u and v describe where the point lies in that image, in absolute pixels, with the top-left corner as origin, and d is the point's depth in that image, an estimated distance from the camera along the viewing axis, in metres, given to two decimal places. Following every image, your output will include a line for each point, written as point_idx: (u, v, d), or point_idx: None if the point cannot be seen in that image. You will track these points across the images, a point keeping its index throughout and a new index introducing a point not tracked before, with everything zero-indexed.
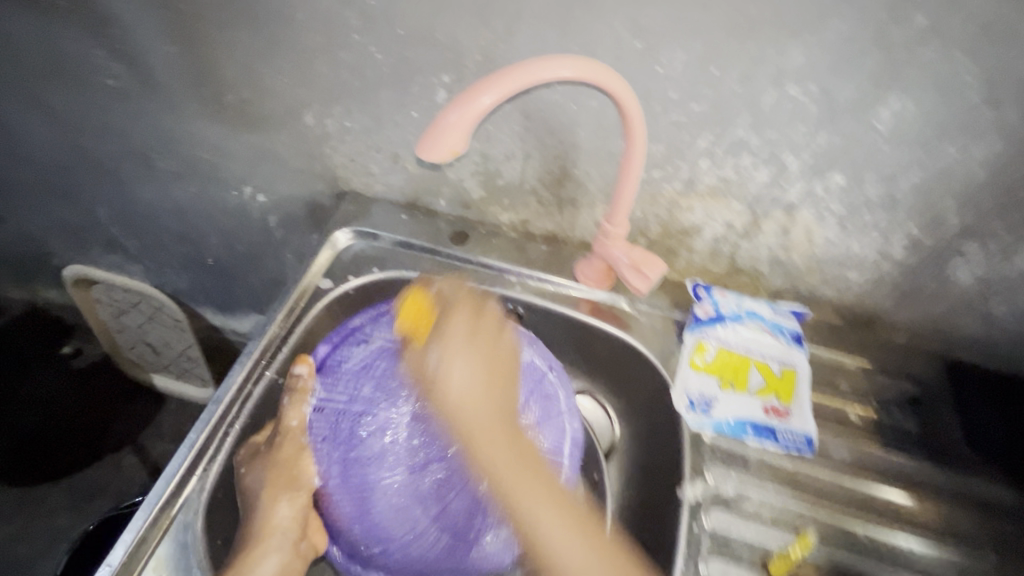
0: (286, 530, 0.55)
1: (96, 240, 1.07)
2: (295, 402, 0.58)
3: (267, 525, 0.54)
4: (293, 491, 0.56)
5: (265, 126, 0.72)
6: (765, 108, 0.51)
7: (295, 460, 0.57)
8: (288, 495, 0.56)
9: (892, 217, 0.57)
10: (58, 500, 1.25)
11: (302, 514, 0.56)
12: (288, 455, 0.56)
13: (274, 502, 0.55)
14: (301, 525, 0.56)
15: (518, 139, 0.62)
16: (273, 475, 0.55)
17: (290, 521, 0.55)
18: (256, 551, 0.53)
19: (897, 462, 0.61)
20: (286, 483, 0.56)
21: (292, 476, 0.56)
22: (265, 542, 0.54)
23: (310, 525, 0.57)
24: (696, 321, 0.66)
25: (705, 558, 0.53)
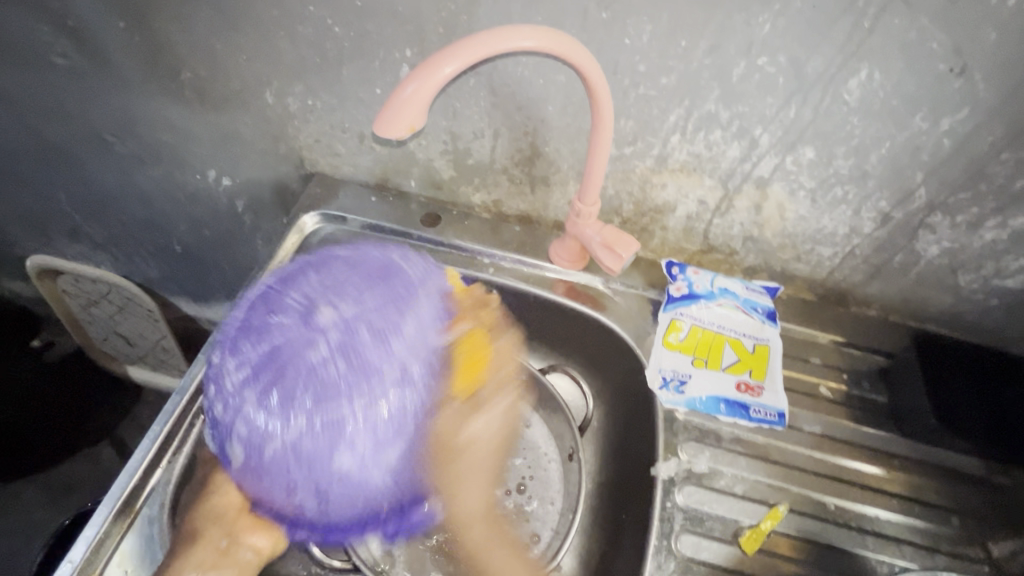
0: (208, 532, 0.50)
1: (59, 229, 1.03)
2: None
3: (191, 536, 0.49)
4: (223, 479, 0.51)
5: (224, 107, 0.69)
6: (734, 80, 0.50)
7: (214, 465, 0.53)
8: (206, 495, 0.51)
9: (862, 191, 0.56)
10: (36, 494, 1.27)
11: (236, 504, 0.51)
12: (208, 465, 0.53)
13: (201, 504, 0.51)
14: (232, 517, 0.50)
15: (486, 116, 0.60)
16: (198, 486, 0.53)
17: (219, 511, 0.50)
18: (187, 540, 0.49)
19: (865, 435, 0.61)
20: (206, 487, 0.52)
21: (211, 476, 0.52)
22: (197, 533, 0.50)
23: (242, 527, 0.50)
24: (669, 300, 0.65)
25: (678, 533, 0.54)
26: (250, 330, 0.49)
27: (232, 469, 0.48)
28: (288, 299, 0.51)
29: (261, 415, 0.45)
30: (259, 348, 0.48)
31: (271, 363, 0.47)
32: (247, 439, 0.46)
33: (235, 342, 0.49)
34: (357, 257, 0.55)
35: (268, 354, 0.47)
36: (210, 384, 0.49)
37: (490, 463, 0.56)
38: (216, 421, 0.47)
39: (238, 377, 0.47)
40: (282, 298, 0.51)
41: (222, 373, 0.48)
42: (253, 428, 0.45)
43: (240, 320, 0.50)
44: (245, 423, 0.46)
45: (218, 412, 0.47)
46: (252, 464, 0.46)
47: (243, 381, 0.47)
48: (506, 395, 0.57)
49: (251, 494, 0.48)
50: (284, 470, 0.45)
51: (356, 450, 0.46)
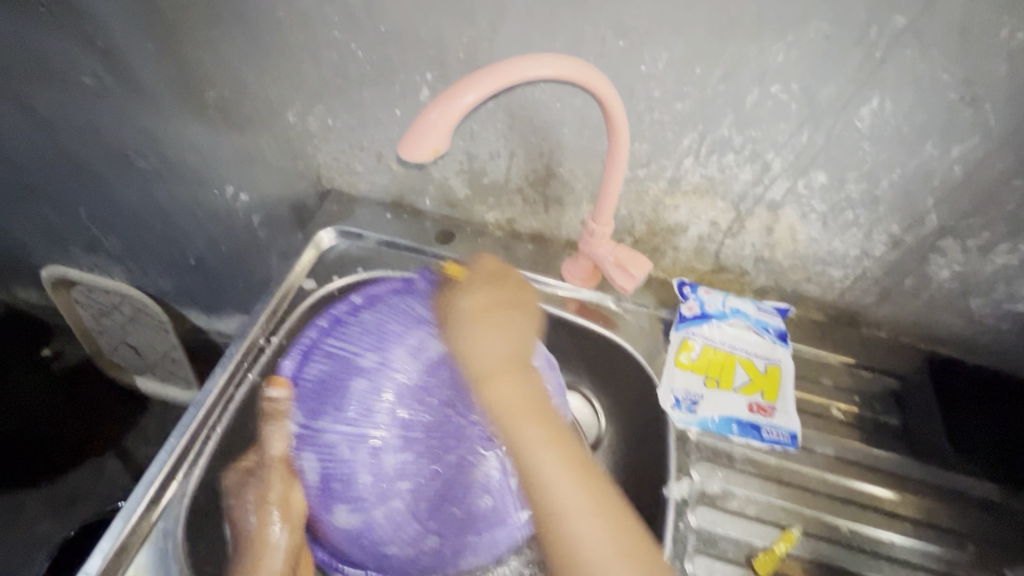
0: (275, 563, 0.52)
1: (77, 241, 1.05)
2: (274, 430, 0.55)
3: (259, 560, 0.52)
4: (287, 518, 0.53)
5: (246, 125, 0.71)
6: (747, 107, 0.51)
7: (285, 489, 0.54)
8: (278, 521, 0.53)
9: (873, 215, 0.57)
10: (39, 505, 1.24)
11: (296, 540, 0.54)
12: (278, 488, 0.54)
13: (269, 530, 0.52)
14: (294, 552, 0.53)
15: (502, 138, 0.62)
16: (262, 506, 0.53)
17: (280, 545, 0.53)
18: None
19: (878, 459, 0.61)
20: (280, 511, 0.53)
21: (284, 503, 0.54)
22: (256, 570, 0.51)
23: (301, 557, 0.54)
24: (681, 320, 0.66)
25: (691, 556, 0.53)
26: (363, 376, 0.57)
27: (331, 522, 0.54)
28: (372, 336, 0.59)
29: (363, 435, 0.55)
30: (384, 397, 0.57)
31: (394, 407, 0.57)
32: (370, 482, 0.54)
33: (331, 364, 0.57)
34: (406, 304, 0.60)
35: (383, 408, 0.56)
36: (307, 439, 0.55)
37: (510, 388, 0.51)
38: (326, 471, 0.54)
39: (365, 423, 0.55)
40: (396, 339, 0.59)
41: (310, 394, 0.56)
42: (357, 445, 0.55)
43: (330, 347, 0.58)
44: (370, 464, 0.54)
45: (334, 453, 0.54)
46: (364, 504, 0.54)
47: (343, 399, 0.56)
48: (476, 295, 0.57)
49: (335, 536, 0.54)
50: (395, 513, 0.54)
51: (457, 498, 0.56)
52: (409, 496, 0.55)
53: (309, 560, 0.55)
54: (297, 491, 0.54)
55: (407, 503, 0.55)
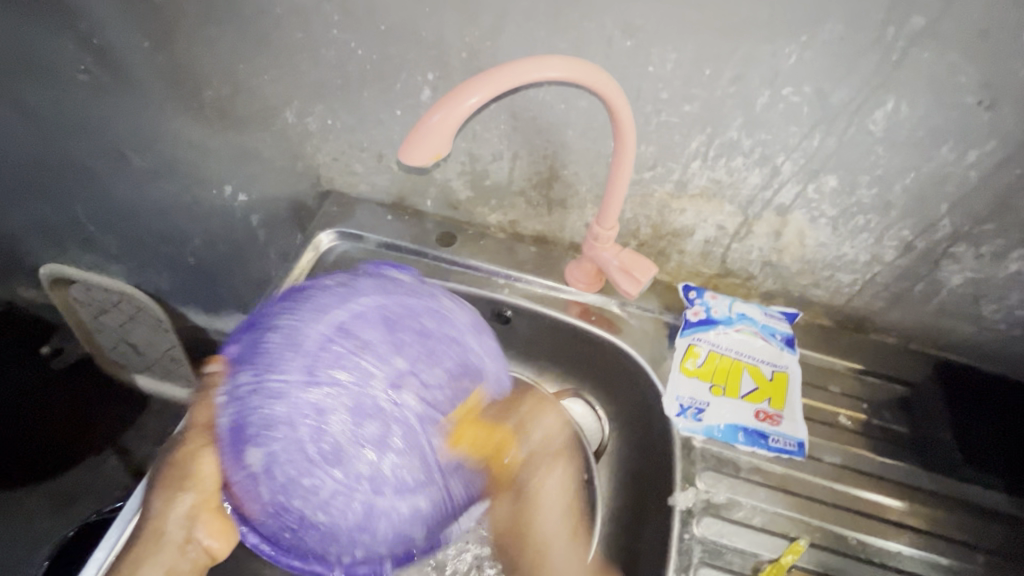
0: (170, 534, 0.50)
1: (75, 239, 1.04)
2: (205, 401, 0.52)
3: (157, 526, 0.50)
4: (180, 491, 0.51)
5: (244, 124, 0.70)
6: (758, 109, 0.50)
7: (190, 460, 0.51)
8: (172, 493, 0.51)
9: (885, 219, 0.56)
10: (38, 503, 1.22)
11: (187, 517, 0.50)
12: (186, 454, 0.51)
13: (170, 502, 0.50)
14: (189, 527, 0.50)
15: (505, 139, 0.60)
16: (166, 478, 0.51)
17: (174, 523, 0.50)
18: (132, 553, 0.48)
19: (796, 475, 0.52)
20: (177, 482, 0.51)
21: (185, 472, 0.51)
22: (138, 546, 0.49)
23: (203, 524, 0.50)
24: (687, 325, 0.65)
25: (696, 567, 0.52)
26: (278, 330, 0.49)
27: (245, 478, 0.48)
28: (284, 317, 0.50)
29: (277, 409, 0.46)
30: (306, 356, 0.47)
31: (295, 349, 0.48)
32: (269, 442, 0.46)
33: (252, 326, 0.51)
34: (338, 283, 0.53)
35: (297, 356, 0.47)
36: (229, 398, 0.49)
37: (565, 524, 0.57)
38: (240, 417, 0.47)
39: (267, 378, 0.47)
40: (314, 302, 0.51)
41: (235, 356, 0.50)
42: (266, 423, 0.46)
43: (254, 330, 0.50)
44: (267, 408, 0.46)
45: (249, 406, 0.47)
46: (266, 463, 0.46)
47: (244, 372, 0.48)
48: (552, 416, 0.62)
49: (248, 503, 0.49)
50: (295, 484, 0.46)
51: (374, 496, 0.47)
52: (311, 463, 0.46)
53: (223, 530, 0.51)
54: (202, 461, 0.51)
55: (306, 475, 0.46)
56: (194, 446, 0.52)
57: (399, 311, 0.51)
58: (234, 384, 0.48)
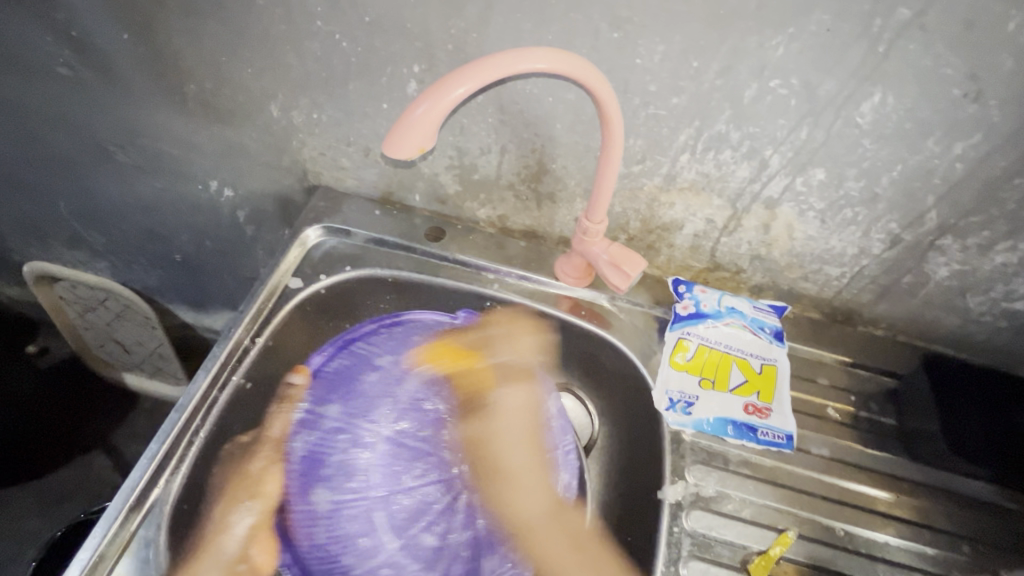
0: (227, 548, 0.51)
1: (58, 236, 1.02)
2: (283, 411, 0.58)
3: (216, 538, 0.51)
4: (248, 500, 0.53)
5: (228, 119, 0.69)
6: (746, 101, 0.49)
7: (260, 475, 0.55)
8: (240, 503, 0.53)
9: (873, 211, 0.56)
10: (24, 504, 1.21)
11: (250, 530, 0.52)
12: (258, 470, 0.55)
13: (231, 515, 0.52)
14: (245, 543, 0.51)
15: (493, 133, 0.60)
16: (229, 490, 0.54)
17: (235, 538, 0.51)
18: (189, 566, 0.50)
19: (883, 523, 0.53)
20: (243, 493, 0.54)
21: (254, 482, 0.54)
22: (196, 561, 0.50)
23: (258, 539, 0.52)
24: (676, 319, 0.65)
25: (685, 560, 0.52)
26: (372, 373, 0.62)
27: (306, 510, 0.54)
28: (380, 361, 0.63)
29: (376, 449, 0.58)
30: (394, 399, 0.61)
31: (344, 400, 0.60)
32: (345, 486, 0.55)
33: (345, 347, 0.63)
34: (412, 330, 0.65)
35: (382, 404, 0.60)
36: (305, 424, 0.58)
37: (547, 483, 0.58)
38: (307, 452, 0.56)
39: (360, 421, 0.59)
40: (406, 347, 0.64)
41: (321, 375, 0.61)
42: (349, 466, 0.56)
43: (343, 368, 0.62)
44: (330, 437, 0.57)
45: (331, 438, 0.57)
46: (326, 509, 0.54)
47: (337, 412, 0.59)
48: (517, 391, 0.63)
49: (301, 534, 0.52)
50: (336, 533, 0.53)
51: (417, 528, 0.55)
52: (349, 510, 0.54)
53: (272, 545, 0.52)
54: (274, 476, 0.54)
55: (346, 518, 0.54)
56: (268, 460, 0.55)
57: (468, 362, 0.63)
58: (315, 410, 0.59)
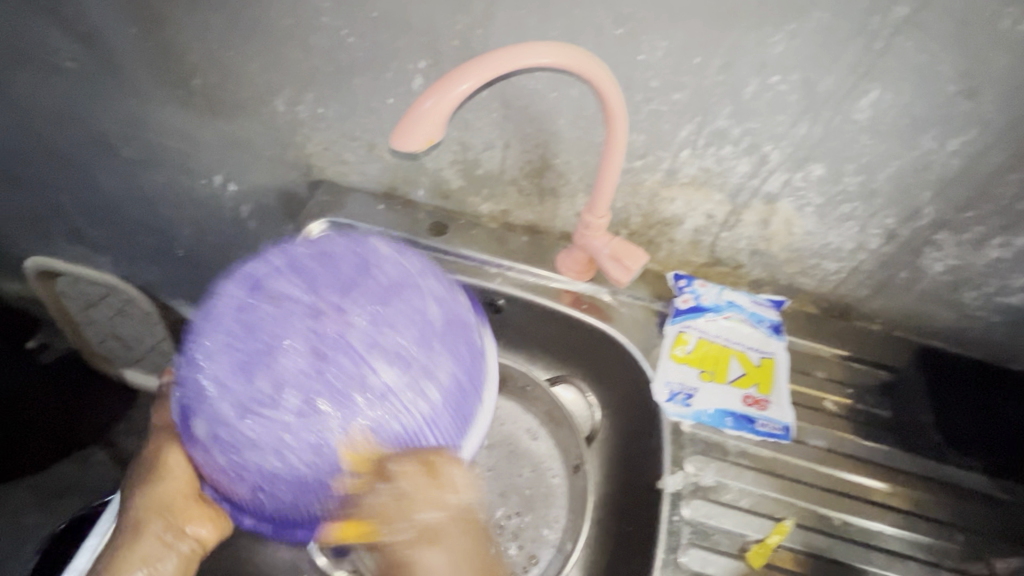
0: (150, 530, 0.50)
1: (61, 231, 1.03)
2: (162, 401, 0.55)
3: (137, 525, 0.51)
4: (157, 483, 0.51)
5: (234, 113, 0.69)
6: (746, 98, 0.50)
7: (162, 453, 0.52)
8: (149, 484, 0.51)
9: (870, 206, 0.57)
10: (23, 499, 1.21)
11: (169, 506, 0.51)
12: (154, 452, 0.53)
13: (149, 496, 0.51)
14: (169, 519, 0.51)
15: (497, 128, 0.61)
16: (140, 473, 0.52)
17: (155, 519, 0.51)
18: (117, 555, 0.49)
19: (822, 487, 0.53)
20: (152, 474, 0.52)
21: (154, 465, 0.52)
22: (130, 544, 0.50)
23: (189, 513, 0.51)
24: (676, 313, 0.66)
25: (685, 548, 0.53)
26: (234, 278, 0.44)
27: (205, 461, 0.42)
28: (229, 288, 0.44)
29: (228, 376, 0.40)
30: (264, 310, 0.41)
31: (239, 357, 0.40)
32: (223, 409, 0.40)
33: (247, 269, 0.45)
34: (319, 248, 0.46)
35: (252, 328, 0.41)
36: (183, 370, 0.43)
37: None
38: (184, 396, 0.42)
39: (215, 347, 0.41)
40: (264, 271, 0.44)
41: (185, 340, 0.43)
42: (205, 399, 0.40)
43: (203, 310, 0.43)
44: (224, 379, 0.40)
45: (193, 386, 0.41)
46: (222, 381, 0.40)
47: (195, 340, 0.42)
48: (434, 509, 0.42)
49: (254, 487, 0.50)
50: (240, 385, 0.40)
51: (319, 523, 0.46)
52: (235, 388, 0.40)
53: (208, 517, 0.52)
54: (167, 452, 0.52)
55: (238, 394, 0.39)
56: (162, 442, 0.53)
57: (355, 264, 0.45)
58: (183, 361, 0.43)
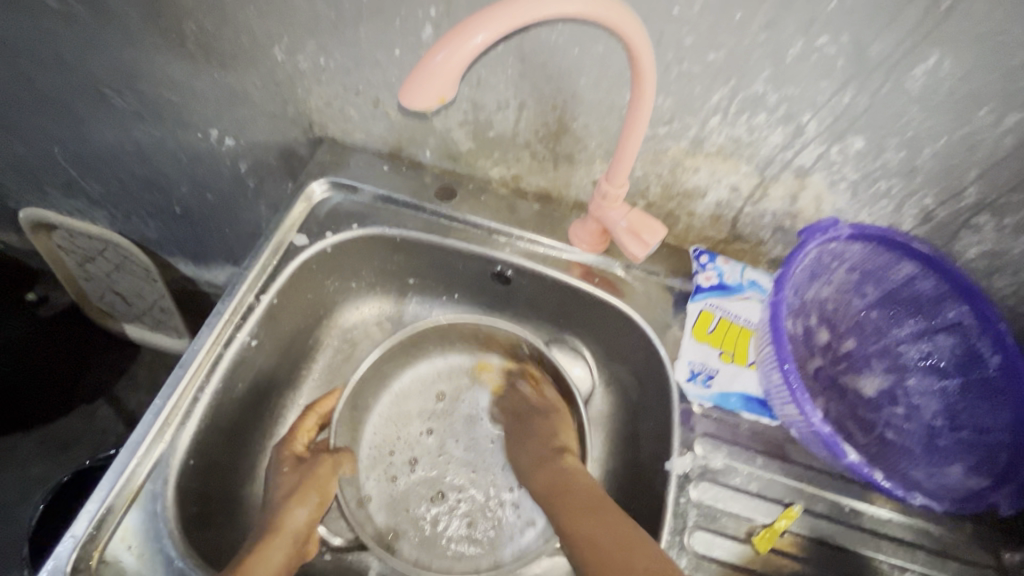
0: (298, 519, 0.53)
1: (54, 183, 0.99)
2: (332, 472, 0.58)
3: (283, 517, 0.52)
4: (312, 497, 0.54)
5: (229, 62, 0.65)
6: (789, 60, 0.46)
7: (325, 479, 0.56)
8: (304, 497, 0.54)
9: (908, 184, 0.53)
10: (31, 449, 1.23)
11: (314, 518, 0.54)
12: (323, 473, 0.56)
13: (294, 504, 0.53)
14: (307, 531, 0.53)
15: (512, 86, 0.56)
16: (305, 481, 0.55)
17: (302, 524, 0.53)
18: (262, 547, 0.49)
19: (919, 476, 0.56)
20: (311, 488, 0.55)
21: (314, 482, 0.55)
22: (270, 539, 0.50)
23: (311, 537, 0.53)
24: (698, 290, 0.63)
25: (691, 531, 0.52)
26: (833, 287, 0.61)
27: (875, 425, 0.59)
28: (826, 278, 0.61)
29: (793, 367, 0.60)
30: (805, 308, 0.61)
31: (891, 295, 0.62)
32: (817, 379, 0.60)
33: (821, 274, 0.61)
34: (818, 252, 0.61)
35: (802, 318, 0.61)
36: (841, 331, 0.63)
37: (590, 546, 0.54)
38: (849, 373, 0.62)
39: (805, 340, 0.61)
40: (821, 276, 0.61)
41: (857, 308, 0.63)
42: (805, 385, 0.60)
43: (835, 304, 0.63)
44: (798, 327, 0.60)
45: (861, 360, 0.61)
46: (965, 350, 0.58)
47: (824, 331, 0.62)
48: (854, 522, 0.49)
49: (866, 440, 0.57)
50: (874, 341, 0.63)
51: (915, 460, 0.57)
52: (820, 346, 0.62)
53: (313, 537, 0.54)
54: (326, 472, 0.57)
55: (822, 362, 0.62)
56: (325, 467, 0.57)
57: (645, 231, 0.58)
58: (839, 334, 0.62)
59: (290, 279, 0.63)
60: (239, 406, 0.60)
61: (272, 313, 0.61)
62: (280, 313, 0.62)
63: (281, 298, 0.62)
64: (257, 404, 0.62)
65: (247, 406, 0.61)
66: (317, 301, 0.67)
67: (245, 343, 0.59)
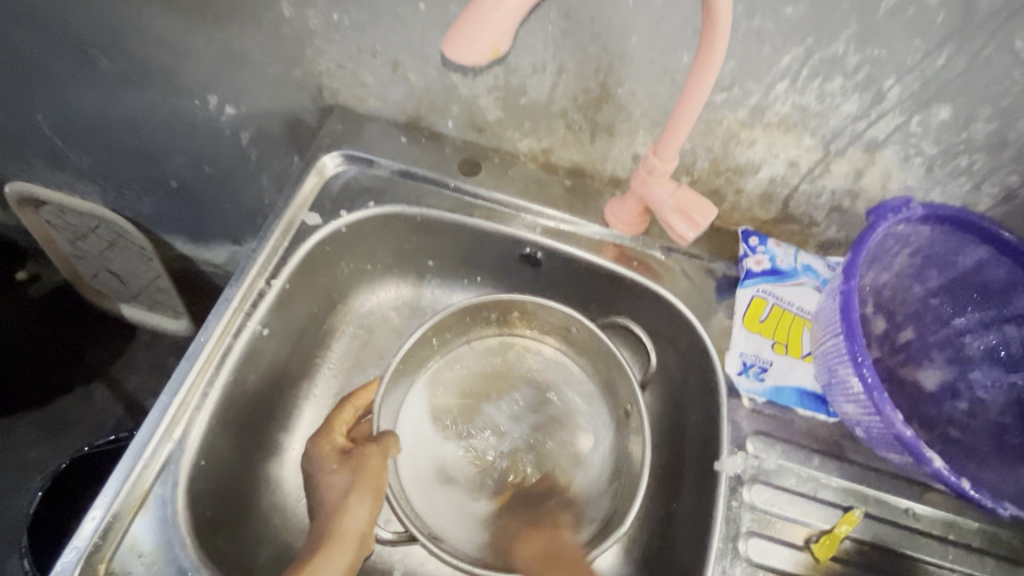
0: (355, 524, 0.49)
1: (40, 154, 0.92)
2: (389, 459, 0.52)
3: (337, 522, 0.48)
4: (368, 496, 0.50)
5: (230, 18, 0.58)
6: (879, 15, 0.40)
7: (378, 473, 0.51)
8: (359, 496, 0.50)
9: (993, 160, 0.48)
10: (27, 431, 1.16)
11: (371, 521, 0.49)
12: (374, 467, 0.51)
13: (348, 503, 0.49)
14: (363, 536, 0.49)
15: (551, 46, 0.50)
16: (358, 482, 0.50)
17: (360, 528, 0.49)
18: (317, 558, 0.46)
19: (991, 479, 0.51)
20: (367, 489, 0.50)
21: (368, 480, 0.50)
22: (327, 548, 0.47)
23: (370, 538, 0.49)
24: (749, 275, 0.58)
25: (745, 537, 0.49)
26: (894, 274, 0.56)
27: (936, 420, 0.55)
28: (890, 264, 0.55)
29: None
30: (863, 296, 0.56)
31: (957, 281, 0.56)
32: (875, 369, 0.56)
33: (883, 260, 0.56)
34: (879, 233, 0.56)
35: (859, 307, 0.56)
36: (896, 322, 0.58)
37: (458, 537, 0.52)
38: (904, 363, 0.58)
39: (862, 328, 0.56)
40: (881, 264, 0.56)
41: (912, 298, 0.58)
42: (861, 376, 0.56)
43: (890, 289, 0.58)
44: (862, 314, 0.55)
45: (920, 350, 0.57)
46: None
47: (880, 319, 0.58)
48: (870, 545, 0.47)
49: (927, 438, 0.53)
50: (935, 329, 0.58)
51: (983, 461, 0.52)
52: (876, 335, 0.58)
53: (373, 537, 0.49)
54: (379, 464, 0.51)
55: (878, 354, 0.58)
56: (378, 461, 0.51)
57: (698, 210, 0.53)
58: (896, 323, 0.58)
59: (303, 262, 0.57)
60: (250, 399, 0.55)
61: (284, 300, 0.56)
62: (292, 298, 0.57)
63: (294, 284, 0.57)
64: (270, 397, 0.58)
65: (259, 399, 0.56)
66: (330, 284, 0.62)
67: (256, 332, 0.54)
